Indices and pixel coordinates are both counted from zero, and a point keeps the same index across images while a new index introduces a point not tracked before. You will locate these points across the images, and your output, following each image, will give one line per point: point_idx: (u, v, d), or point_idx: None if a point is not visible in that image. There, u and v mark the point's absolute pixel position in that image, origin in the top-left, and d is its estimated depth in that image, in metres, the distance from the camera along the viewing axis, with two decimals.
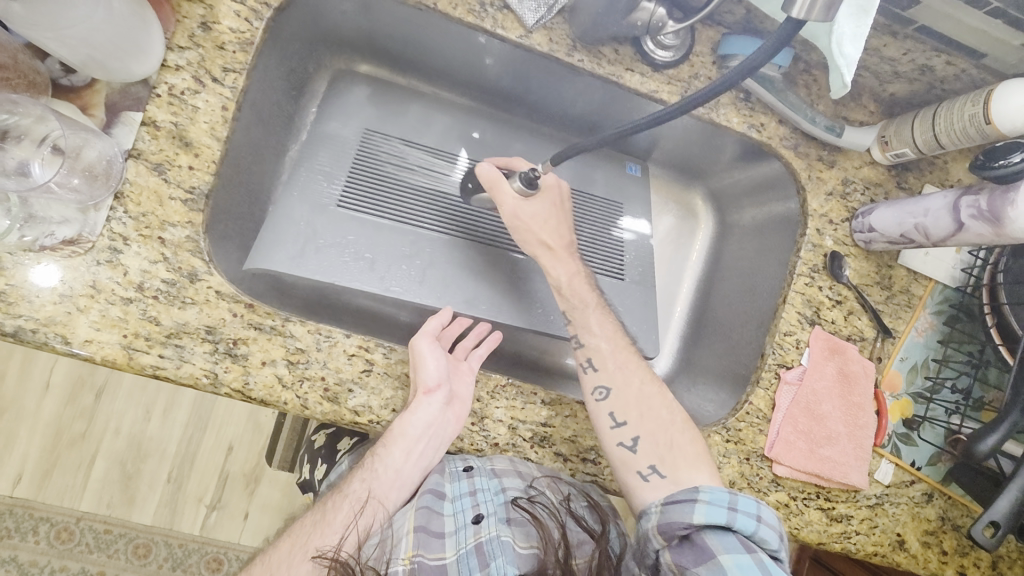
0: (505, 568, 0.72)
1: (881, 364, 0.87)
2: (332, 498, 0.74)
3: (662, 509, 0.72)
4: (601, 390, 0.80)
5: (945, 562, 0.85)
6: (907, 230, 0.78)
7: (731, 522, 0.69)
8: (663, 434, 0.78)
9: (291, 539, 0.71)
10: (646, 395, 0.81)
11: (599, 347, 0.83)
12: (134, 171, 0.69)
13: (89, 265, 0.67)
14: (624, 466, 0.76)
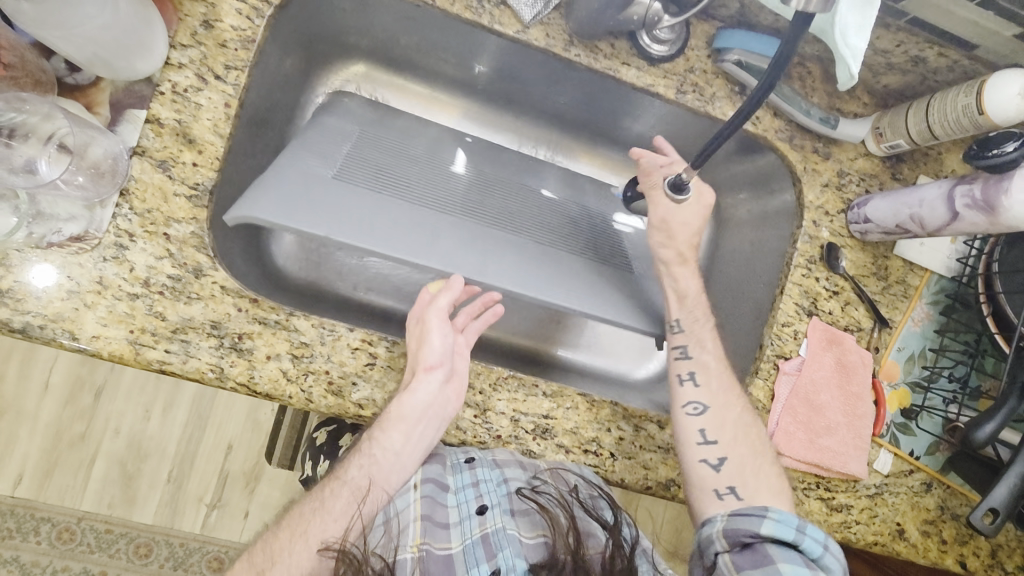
0: (513, 559, 0.73)
1: (878, 354, 0.88)
2: (330, 481, 0.74)
3: (728, 517, 0.74)
4: (696, 406, 0.80)
5: (944, 550, 0.86)
6: (902, 221, 0.79)
7: (798, 541, 0.72)
8: (753, 460, 0.77)
9: (292, 522, 0.71)
10: (745, 422, 0.79)
11: (706, 363, 0.82)
12: (139, 169, 0.70)
13: (96, 262, 0.68)
14: (701, 483, 0.77)
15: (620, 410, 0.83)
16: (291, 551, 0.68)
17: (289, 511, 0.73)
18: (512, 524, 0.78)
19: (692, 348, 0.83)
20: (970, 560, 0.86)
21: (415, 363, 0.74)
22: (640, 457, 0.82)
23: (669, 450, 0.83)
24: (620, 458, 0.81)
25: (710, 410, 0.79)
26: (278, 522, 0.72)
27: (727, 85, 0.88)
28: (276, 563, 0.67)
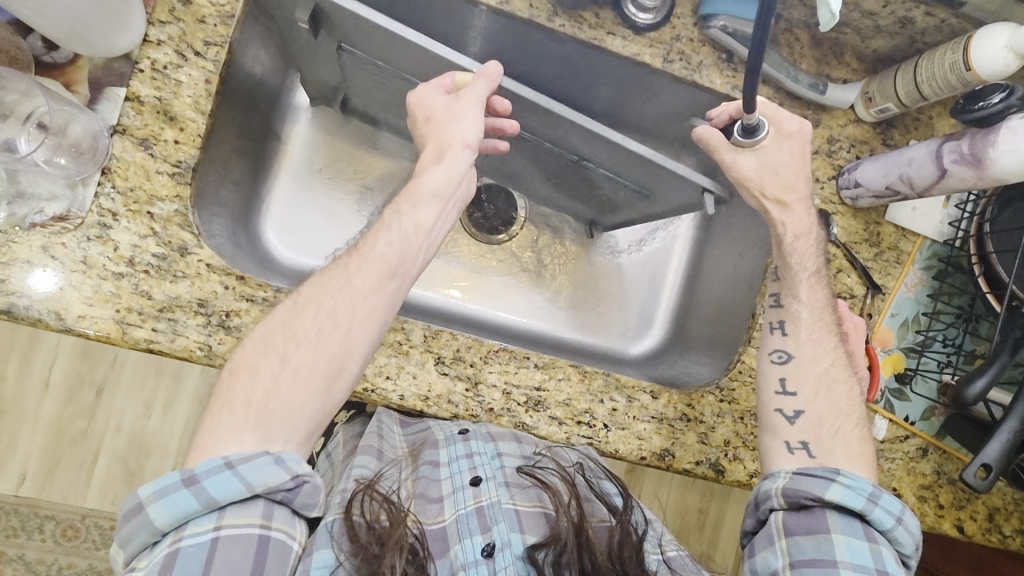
0: (508, 534, 0.69)
1: (871, 321, 0.87)
2: (346, 257, 0.68)
3: (791, 476, 0.70)
4: (780, 354, 0.78)
5: (941, 515, 0.86)
6: (892, 182, 0.79)
7: (866, 511, 0.66)
8: (833, 419, 0.73)
9: (301, 302, 0.65)
10: (833, 378, 0.75)
11: (799, 312, 0.79)
12: (120, 147, 0.69)
13: (80, 241, 0.68)
14: (772, 432, 0.75)
15: (613, 381, 0.83)
16: (306, 335, 0.63)
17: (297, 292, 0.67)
18: (507, 496, 0.73)
19: (785, 296, 0.80)
20: (968, 524, 0.86)
21: (444, 137, 0.69)
22: (633, 428, 0.81)
23: (662, 420, 0.83)
24: (614, 428, 0.81)
25: (796, 359, 0.77)
26: (283, 305, 0.65)
27: (713, 52, 0.87)
28: (292, 348, 0.62)
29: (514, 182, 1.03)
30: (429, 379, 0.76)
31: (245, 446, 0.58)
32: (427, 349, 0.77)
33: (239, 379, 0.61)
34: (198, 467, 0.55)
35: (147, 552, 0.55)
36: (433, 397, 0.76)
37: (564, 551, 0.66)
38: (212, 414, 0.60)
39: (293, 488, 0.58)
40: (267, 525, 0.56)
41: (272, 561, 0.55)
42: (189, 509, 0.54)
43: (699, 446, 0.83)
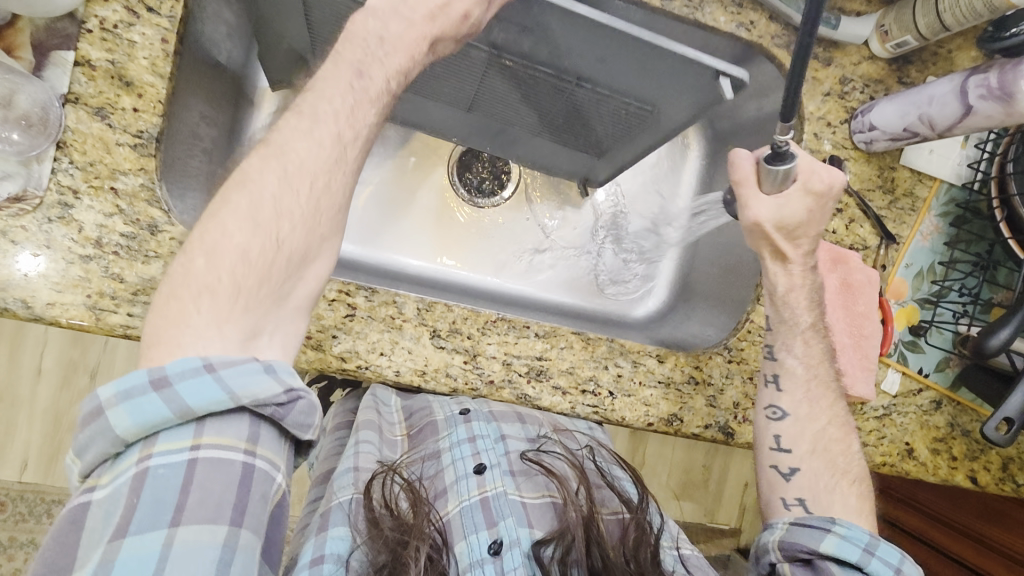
0: (515, 529, 0.65)
1: (885, 272, 0.84)
2: (328, 125, 0.52)
3: (789, 527, 0.67)
4: (775, 410, 0.74)
5: (954, 467, 0.84)
6: (911, 123, 0.73)
7: (863, 563, 0.63)
8: (830, 476, 0.70)
9: (290, 172, 0.50)
10: (829, 437, 0.72)
11: (794, 368, 0.75)
12: (74, 118, 0.64)
13: (40, 223, 0.63)
14: (770, 488, 0.72)
15: (617, 346, 0.79)
16: (298, 216, 0.49)
17: (270, 148, 0.50)
18: (513, 486, 0.70)
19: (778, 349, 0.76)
20: (981, 474, 0.85)
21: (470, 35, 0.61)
22: (639, 394, 0.79)
23: (669, 384, 0.80)
24: (620, 395, 0.78)
25: (793, 417, 0.73)
26: (264, 169, 0.49)
27: None
28: (283, 229, 0.48)
29: (487, 144, 0.96)
30: (425, 353, 0.73)
31: (230, 341, 0.46)
32: (421, 323, 0.73)
33: (222, 261, 0.46)
34: (170, 367, 0.43)
35: (110, 466, 0.44)
36: (430, 371, 0.73)
37: (572, 547, 0.61)
38: (183, 299, 0.45)
39: (286, 404, 0.47)
40: (253, 450, 0.45)
41: (256, 493, 0.45)
42: (159, 418, 0.43)
43: (708, 409, 0.80)
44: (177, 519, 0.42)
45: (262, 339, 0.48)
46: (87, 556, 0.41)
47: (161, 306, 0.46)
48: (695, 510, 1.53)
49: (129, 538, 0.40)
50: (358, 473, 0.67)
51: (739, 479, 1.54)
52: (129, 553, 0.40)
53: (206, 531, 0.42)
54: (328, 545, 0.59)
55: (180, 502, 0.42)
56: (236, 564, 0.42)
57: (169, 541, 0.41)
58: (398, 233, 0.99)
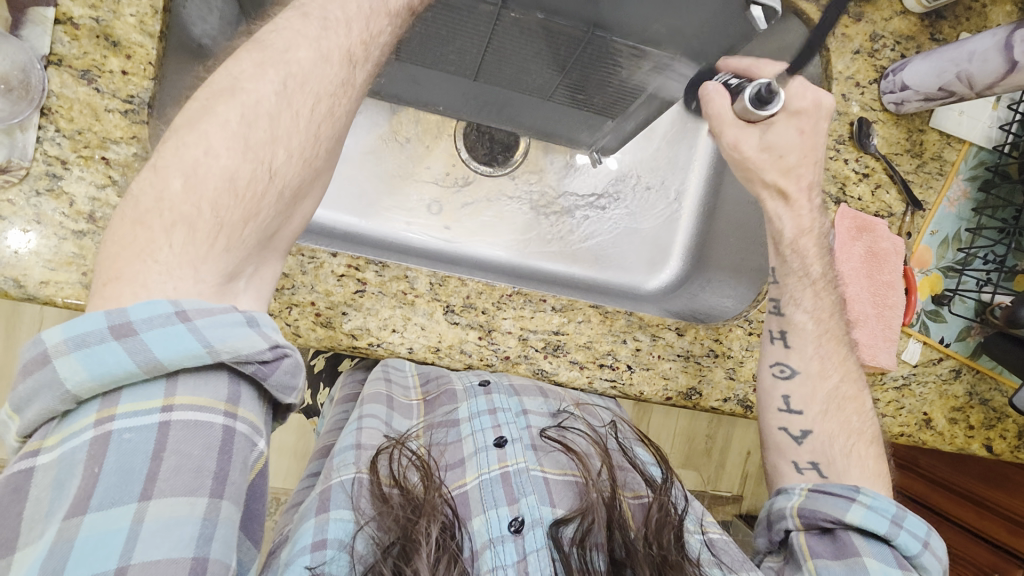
0: (537, 508, 0.63)
1: (910, 240, 0.81)
2: (338, 43, 0.49)
3: (808, 494, 0.65)
4: (783, 368, 0.72)
5: (971, 436, 0.83)
6: (947, 82, 0.70)
7: (890, 535, 0.62)
8: (843, 438, 0.69)
9: (290, 88, 0.46)
10: (842, 396, 0.71)
11: (804, 324, 0.73)
12: (58, 82, 0.59)
13: (28, 196, 0.59)
14: (779, 452, 0.71)
15: (635, 319, 0.77)
16: (293, 144, 0.46)
17: (270, 52, 0.47)
18: (535, 463, 0.68)
19: (786, 304, 0.74)
20: (997, 442, 0.83)
21: None
22: (658, 367, 0.77)
23: (688, 357, 0.78)
24: (638, 369, 0.76)
25: (803, 375, 0.72)
26: (259, 79, 0.46)
27: None
28: (275, 156, 0.45)
29: (485, 116, 0.94)
30: (439, 329, 0.70)
31: (205, 284, 0.42)
32: (434, 298, 0.70)
33: (203, 187, 0.42)
34: (136, 312, 0.39)
35: (57, 426, 0.40)
36: (444, 348, 0.70)
37: (591, 528, 0.60)
38: (156, 228, 0.41)
39: (270, 362, 0.44)
40: (233, 412, 0.42)
41: (237, 460, 0.41)
42: (121, 371, 0.39)
43: (727, 381, 0.78)
44: (148, 491, 0.38)
45: (239, 283, 0.45)
46: (37, 529, 0.37)
47: (126, 236, 0.42)
48: (697, 478, 1.54)
49: (91, 514, 0.37)
50: (360, 450, 0.65)
51: (742, 448, 1.54)
52: (91, 531, 0.36)
53: (183, 504, 0.39)
54: (330, 528, 0.56)
55: (151, 471, 0.39)
56: (217, 539, 0.39)
57: (139, 517, 0.37)
58: (401, 201, 0.95)
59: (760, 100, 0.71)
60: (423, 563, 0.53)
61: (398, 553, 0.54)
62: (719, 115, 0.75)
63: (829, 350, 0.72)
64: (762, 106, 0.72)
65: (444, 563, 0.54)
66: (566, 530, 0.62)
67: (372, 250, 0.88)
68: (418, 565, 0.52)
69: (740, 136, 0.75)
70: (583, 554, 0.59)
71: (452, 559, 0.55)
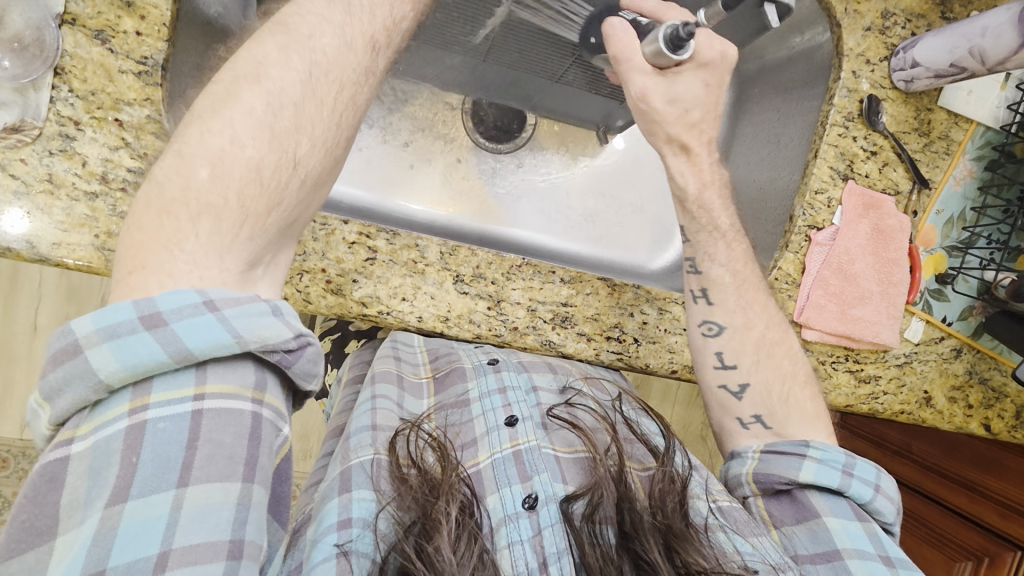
0: (551, 484, 0.65)
1: (916, 219, 0.82)
2: (361, 30, 0.49)
3: (761, 457, 0.67)
4: (713, 326, 0.72)
5: (970, 415, 0.83)
6: (959, 58, 0.71)
7: (842, 486, 0.64)
8: (778, 386, 0.70)
9: (315, 76, 0.45)
10: (770, 342, 0.72)
11: (720, 278, 0.73)
12: (71, 41, 0.59)
13: (40, 156, 0.58)
14: (723, 409, 0.72)
15: (643, 293, 0.78)
16: (317, 133, 0.46)
17: (295, 36, 0.46)
18: (546, 440, 0.69)
19: (700, 262, 0.74)
20: (995, 422, 0.84)
21: None
22: (665, 341, 0.77)
23: None
24: (644, 342, 0.77)
25: (729, 330, 0.72)
26: (285, 65, 0.44)
27: None
28: (299, 145, 0.45)
29: (493, 93, 0.93)
30: (448, 299, 0.71)
31: (229, 273, 0.41)
32: (444, 267, 0.71)
33: (230, 176, 0.41)
34: (164, 302, 0.37)
35: (88, 415, 0.38)
36: (453, 317, 0.70)
37: (600, 503, 0.61)
38: (182, 217, 0.40)
39: (294, 351, 0.43)
40: (261, 398, 0.41)
41: (266, 445, 0.41)
42: (153, 361, 0.37)
43: None
44: (185, 478, 0.37)
45: (258, 270, 0.45)
46: (77, 517, 0.35)
47: (150, 224, 0.40)
48: None
49: (132, 502, 0.36)
50: (376, 431, 0.65)
51: None
52: (133, 518, 0.36)
53: (217, 490, 0.38)
54: (353, 508, 0.56)
55: (187, 459, 0.38)
56: (251, 522, 0.39)
57: (177, 504, 0.37)
58: (406, 176, 0.94)
59: (674, 44, 0.60)
60: (443, 540, 0.52)
61: (418, 531, 0.54)
62: (629, 60, 0.63)
63: (750, 298, 0.73)
64: (676, 51, 0.61)
65: (465, 539, 0.54)
66: (577, 506, 0.63)
67: (374, 222, 0.88)
68: (440, 542, 0.52)
69: (648, 86, 0.64)
70: (592, 528, 0.59)
71: (471, 536, 0.55)
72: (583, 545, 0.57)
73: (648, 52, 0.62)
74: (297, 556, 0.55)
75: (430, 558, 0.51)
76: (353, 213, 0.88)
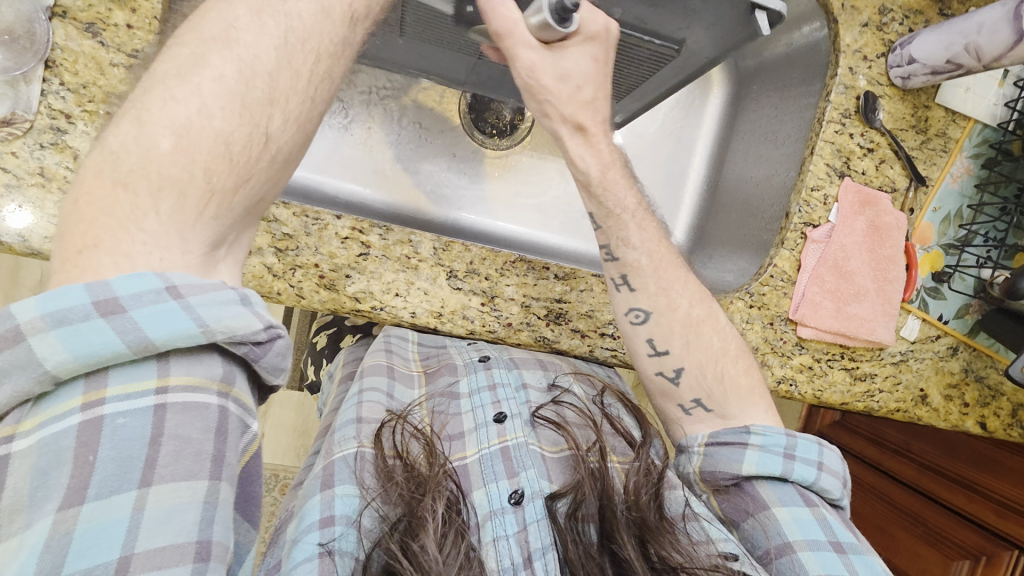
0: (537, 480, 0.65)
1: (913, 216, 0.82)
2: None
3: (706, 450, 0.66)
4: (638, 313, 0.69)
5: (966, 413, 0.83)
6: (955, 55, 0.70)
7: (785, 471, 0.63)
8: (713, 364, 0.68)
9: (291, 44, 0.43)
10: (694, 319, 0.69)
11: (637, 261, 0.69)
12: (63, 34, 0.59)
13: (32, 148, 0.58)
14: (664, 396, 0.70)
15: None
16: (291, 107, 0.43)
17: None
18: (533, 437, 0.69)
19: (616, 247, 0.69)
20: (991, 420, 0.84)
21: None
22: None
23: None
24: None
25: (656, 316, 0.69)
26: (258, 30, 0.43)
27: None
28: (272, 119, 0.42)
29: (486, 88, 0.90)
30: (442, 294, 0.70)
31: (192, 256, 0.40)
32: (438, 263, 0.71)
33: (196, 148, 0.39)
34: (120, 287, 0.35)
35: (32, 409, 0.35)
36: (446, 313, 0.70)
37: (582, 500, 0.61)
38: (142, 191, 0.38)
39: (264, 344, 0.41)
40: (228, 391, 0.39)
41: (234, 440, 0.39)
42: (108, 351, 0.35)
43: None
44: (147, 477, 0.35)
45: (221, 251, 0.43)
46: (21, 520, 0.33)
47: (103, 198, 0.38)
48: None
49: (89, 504, 0.34)
50: (361, 424, 0.65)
51: None
52: (91, 522, 0.33)
53: (184, 489, 0.36)
54: (336, 505, 0.56)
55: (151, 457, 0.35)
56: (218, 522, 0.37)
57: (140, 504, 0.35)
58: (402, 173, 0.94)
59: (560, 17, 0.54)
60: (429, 539, 0.52)
61: (404, 529, 0.53)
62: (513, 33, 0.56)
63: (669, 276, 0.70)
64: (562, 23, 0.54)
65: (451, 537, 0.54)
66: (561, 505, 0.63)
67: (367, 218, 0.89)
68: (425, 540, 0.51)
69: (536, 61, 0.58)
70: (575, 526, 0.59)
71: (458, 534, 0.54)
72: (567, 542, 0.57)
73: (534, 23, 0.55)
74: (276, 553, 0.56)
75: (416, 556, 0.50)
76: (348, 208, 0.90)
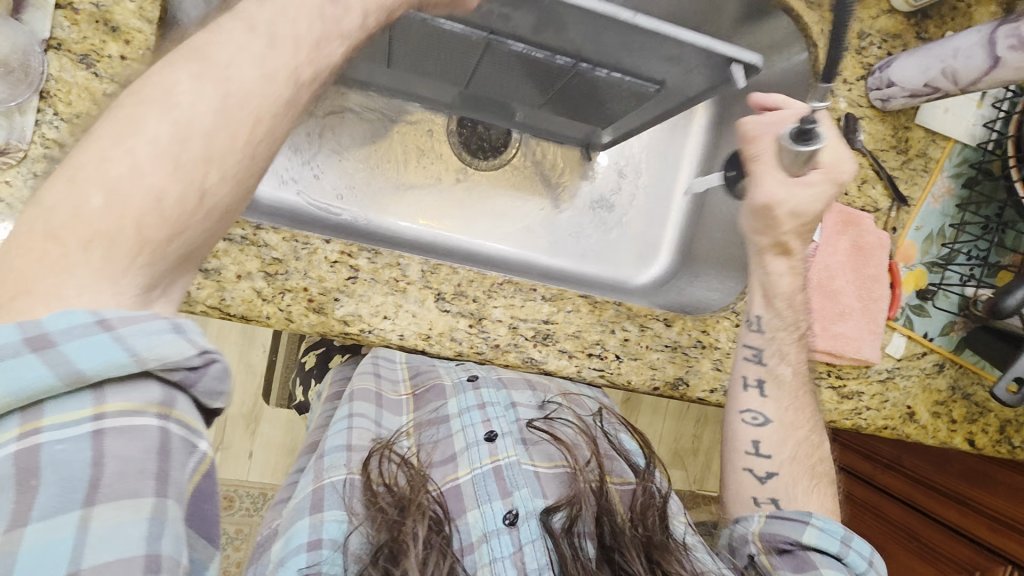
0: (532, 500, 0.65)
1: (896, 235, 0.83)
2: (282, 53, 0.40)
3: (766, 520, 0.68)
4: (756, 415, 0.73)
5: (954, 430, 0.84)
6: (932, 78, 0.72)
7: (841, 554, 0.65)
8: (806, 477, 0.72)
9: (229, 103, 0.38)
10: (810, 442, 0.74)
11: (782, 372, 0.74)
12: (57, 66, 0.60)
13: (24, 177, 0.59)
14: (739, 486, 0.73)
15: (624, 310, 0.78)
16: (230, 163, 0.38)
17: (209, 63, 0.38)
18: (526, 456, 0.70)
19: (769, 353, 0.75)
20: (979, 437, 0.84)
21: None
22: (646, 357, 0.78)
23: (676, 348, 0.79)
24: (626, 359, 0.77)
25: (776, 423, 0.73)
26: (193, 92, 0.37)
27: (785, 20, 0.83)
28: (209, 175, 0.38)
29: (477, 108, 0.94)
30: (430, 316, 0.71)
31: (125, 298, 0.36)
32: (426, 285, 0.72)
33: (126, 207, 0.35)
34: (50, 323, 0.34)
35: None
36: (435, 335, 0.71)
37: (578, 515, 0.61)
38: (70, 243, 0.35)
39: (199, 368, 0.38)
40: (167, 412, 0.37)
41: (179, 459, 0.36)
42: (38, 386, 0.33)
43: (714, 373, 0.80)
44: (92, 497, 0.33)
45: (156, 292, 0.39)
46: None
47: (32, 245, 0.35)
48: (681, 480, 1.52)
49: (33, 525, 0.32)
50: (351, 452, 0.65)
51: None
52: (35, 540, 0.32)
53: (126, 507, 0.34)
54: (324, 529, 0.57)
55: (94, 476, 0.34)
56: (168, 535, 0.34)
57: (83, 523, 0.33)
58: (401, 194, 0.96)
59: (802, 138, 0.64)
60: (411, 563, 0.52)
61: (386, 557, 0.53)
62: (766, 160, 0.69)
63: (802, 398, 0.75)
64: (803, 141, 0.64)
65: (434, 559, 0.54)
66: (556, 518, 0.63)
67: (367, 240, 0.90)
68: (407, 566, 0.52)
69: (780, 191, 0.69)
70: (571, 540, 0.60)
71: (441, 555, 0.54)
72: (565, 558, 0.58)
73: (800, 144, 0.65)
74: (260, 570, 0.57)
75: None
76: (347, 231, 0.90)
